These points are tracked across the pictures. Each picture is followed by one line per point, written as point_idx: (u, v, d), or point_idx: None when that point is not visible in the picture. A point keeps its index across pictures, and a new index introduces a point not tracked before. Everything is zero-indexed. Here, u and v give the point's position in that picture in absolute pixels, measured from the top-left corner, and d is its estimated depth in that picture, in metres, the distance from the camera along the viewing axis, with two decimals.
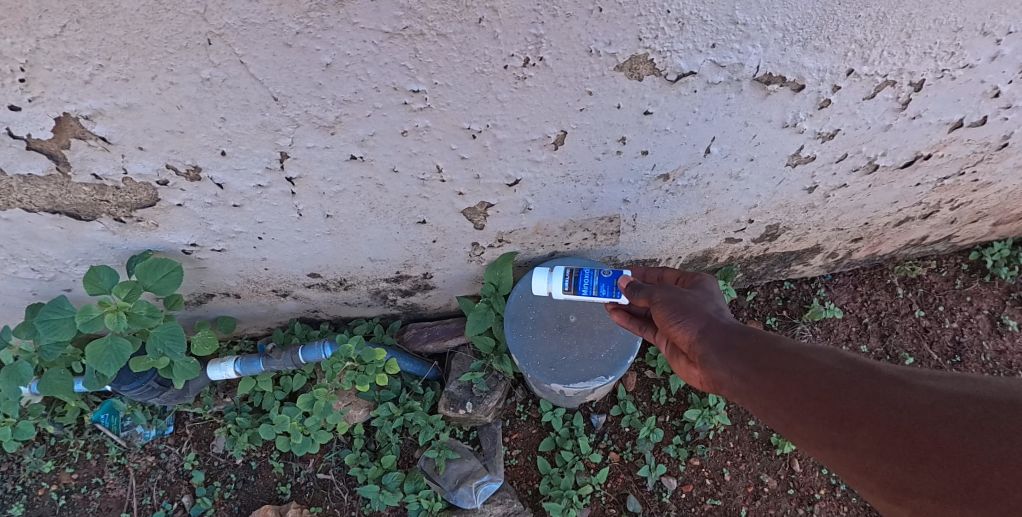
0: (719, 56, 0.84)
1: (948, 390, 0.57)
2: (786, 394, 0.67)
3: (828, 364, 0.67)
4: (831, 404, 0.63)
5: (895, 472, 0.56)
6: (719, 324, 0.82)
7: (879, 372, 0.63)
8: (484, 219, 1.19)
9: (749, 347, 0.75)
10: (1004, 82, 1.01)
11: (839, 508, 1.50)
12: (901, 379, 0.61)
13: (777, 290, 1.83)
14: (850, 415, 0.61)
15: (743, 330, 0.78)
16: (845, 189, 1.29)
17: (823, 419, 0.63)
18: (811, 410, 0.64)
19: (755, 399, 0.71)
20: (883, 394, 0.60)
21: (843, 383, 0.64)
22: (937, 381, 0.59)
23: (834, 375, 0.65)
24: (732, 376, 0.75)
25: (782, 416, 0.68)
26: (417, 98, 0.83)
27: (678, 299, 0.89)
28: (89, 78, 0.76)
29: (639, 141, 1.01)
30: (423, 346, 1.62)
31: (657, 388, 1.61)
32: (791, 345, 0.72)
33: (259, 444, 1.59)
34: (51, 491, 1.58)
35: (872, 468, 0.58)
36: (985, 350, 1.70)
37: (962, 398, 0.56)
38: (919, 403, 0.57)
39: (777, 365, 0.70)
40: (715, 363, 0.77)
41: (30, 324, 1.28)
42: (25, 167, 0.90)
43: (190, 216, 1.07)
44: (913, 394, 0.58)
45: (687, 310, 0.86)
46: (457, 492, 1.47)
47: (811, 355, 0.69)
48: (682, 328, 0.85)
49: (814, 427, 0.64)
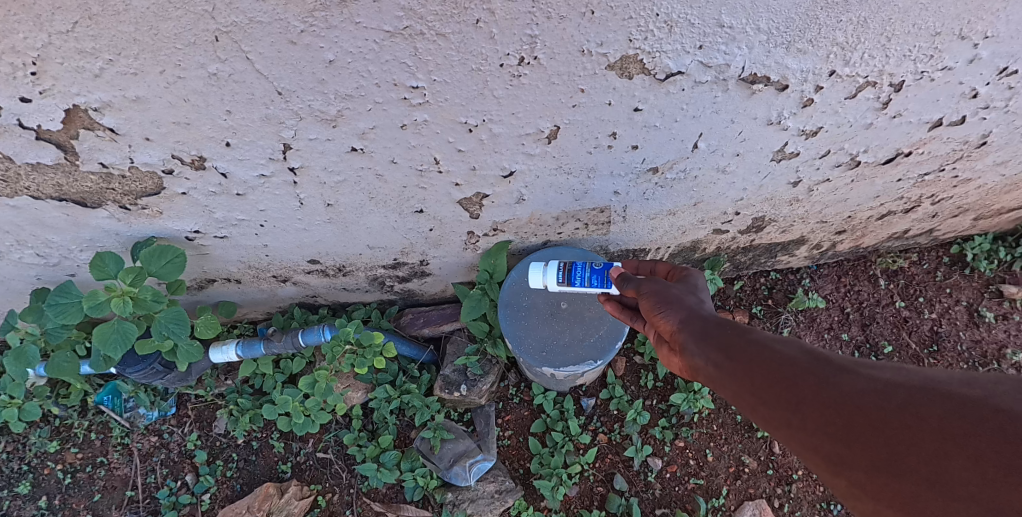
0: (706, 56, 0.88)
1: (886, 378, 0.61)
2: (752, 380, 0.69)
3: (790, 354, 0.69)
4: (788, 389, 0.65)
5: (839, 450, 0.59)
6: (700, 315, 0.84)
7: (831, 361, 0.65)
8: (480, 209, 1.23)
9: (723, 337, 0.76)
10: (982, 83, 1.05)
11: (815, 488, 1.57)
12: (850, 368, 0.63)
13: (764, 280, 1.89)
14: (804, 398, 0.63)
15: (721, 322, 0.80)
16: (828, 184, 1.34)
17: (781, 402, 0.65)
18: (771, 394, 0.66)
19: (724, 385, 0.73)
20: (833, 380, 0.62)
21: (800, 371, 0.66)
22: (879, 370, 0.62)
23: (793, 364, 0.67)
24: (706, 364, 0.76)
25: (747, 401, 0.69)
26: (417, 94, 0.87)
27: (663, 291, 0.93)
28: (99, 72, 0.78)
29: (630, 136, 1.05)
30: (419, 331, 1.68)
31: (645, 373, 1.68)
32: (760, 335, 0.74)
33: (260, 424, 1.65)
34: (57, 470, 1.63)
35: (818, 446, 0.60)
36: (961, 340, 1.77)
37: (897, 385, 0.59)
38: (861, 389, 0.60)
39: (746, 353, 0.72)
40: (693, 351, 0.79)
41: (36, 308, 1.31)
42: (34, 156, 0.93)
43: (193, 204, 1.10)
44: (857, 381, 0.61)
45: (669, 301, 0.90)
46: (452, 470, 1.54)
47: (776, 345, 0.71)
48: (666, 318, 0.88)
49: (773, 409, 0.65)
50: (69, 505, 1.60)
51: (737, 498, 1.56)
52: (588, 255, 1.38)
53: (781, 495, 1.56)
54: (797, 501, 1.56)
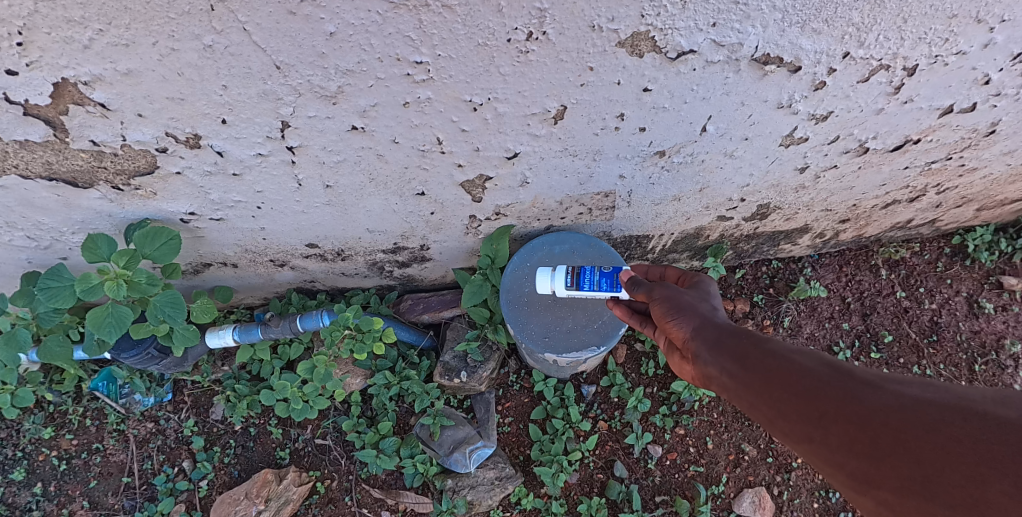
0: (719, 35, 0.85)
1: (914, 395, 0.60)
2: (770, 392, 0.68)
3: (809, 366, 0.68)
4: (810, 403, 0.64)
5: (863, 467, 0.59)
6: (713, 323, 0.82)
7: (854, 375, 0.64)
8: (482, 192, 1.20)
9: (737, 345, 0.75)
10: (995, 69, 1.03)
11: (813, 476, 1.57)
12: (873, 383, 0.62)
13: (765, 269, 1.88)
14: (825, 413, 0.62)
15: (735, 330, 0.78)
16: (836, 170, 1.32)
17: (802, 415, 0.64)
18: (790, 407, 0.65)
19: (741, 395, 0.72)
20: (857, 395, 0.62)
21: (821, 384, 0.65)
22: (905, 386, 0.61)
23: (814, 377, 0.66)
24: (721, 373, 0.75)
25: (765, 413, 0.69)
26: (420, 70, 0.84)
27: (675, 297, 0.90)
28: (89, 43, 0.75)
29: (637, 118, 1.02)
30: (419, 317, 1.66)
31: (646, 360, 1.67)
32: (777, 345, 0.73)
33: (258, 410, 1.63)
34: (52, 456, 1.61)
35: (842, 463, 0.60)
36: (961, 330, 1.76)
37: (925, 403, 0.58)
38: (888, 406, 0.59)
39: (763, 365, 0.71)
40: (706, 359, 0.78)
41: (27, 292, 1.29)
42: (22, 133, 0.90)
43: (188, 184, 1.07)
44: (883, 397, 0.61)
45: (682, 308, 0.88)
46: (452, 457, 1.53)
47: (795, 357, 0.70)
48: (678, 326, 0.86)
49: (793, 422, 0.65)
50: (65, 491, 1.58)
51: (736, 485, 1.56)
52: (590, 243, 1.37)
53: (780, 483, 1.56)
54: (796, 489, 1.56)
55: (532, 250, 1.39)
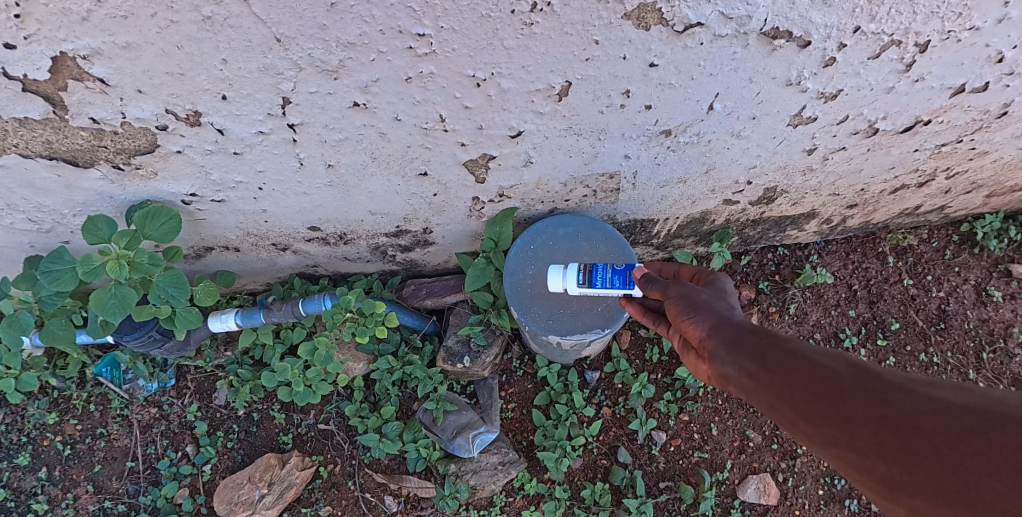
0: (727, 7, 0.84)
1: (947, 399, 0.58)
2: (791, 393, 0.67)
3: (835, 367, 0.66)
4: (835, 405, 0.63)
5: (894, 473, 0.58)
6: (731, 321, 0.81)
7: (882, 377, 0.63)
8: (485, 173, 1.19)
9: (756, 345, 0.74)
10: (1008, 46, 1.01)
11: (819, 463, 1.56)
12: (904, 386, 0.61)
13: (771, 255, 1.86)
14: (852, 417, 0.61)
15: (753, 328, 0.77)
16: (844, 152, 1.30)
17: (827, 418, 0.63)
18: (814, 409, 0.64)
19: (760, 396, 0.70)
20: (887, 400, 0.60)
21: (846, 385, 0.64)
22: (938, 389, 0.60)
23: (839, 378, 0.65)
24: (739, 373, 0.74)
25: (785, 413, 0.67)
26: (423, 43, 0.82)
27: (691, 295, 0.88)
28: (86, 15, 0.74)
29: (643, 95, 1.00)
30: (422, 302, 1.66)
31: (650, 346, 1.67)
32: (798, 345, 0.72)
33: (260, 395, 1.63)
34: (56, 442, 1.62)
35: (871, 468, 0.59)
36: (968, 318, 1.75)
37: (959, 407, 0.57)
38: (919, 410, 0.58)
39: (785, 366, 0.69)
40: (723, 359, 0.77)
41: (29, 276, 1.29)
42: (21, 110, 0.89)
43: (189, 164, 1.06)
44: (915, 400, 0.59)
45: (698, 306, 0.86)
46: (456, 441, 1.53)
47: (817, 357, 0.69)
48: (693, 325, 0.85)
49: (817, 425, 0.64)
50: (69, 476, 1.59)
51: (741, 472, 1.55)
52: (595, 224, 1.36)
53: (785, 470, 1.55)
54: (801, 476, 1.55)
55: (534, 233, 1.37)
